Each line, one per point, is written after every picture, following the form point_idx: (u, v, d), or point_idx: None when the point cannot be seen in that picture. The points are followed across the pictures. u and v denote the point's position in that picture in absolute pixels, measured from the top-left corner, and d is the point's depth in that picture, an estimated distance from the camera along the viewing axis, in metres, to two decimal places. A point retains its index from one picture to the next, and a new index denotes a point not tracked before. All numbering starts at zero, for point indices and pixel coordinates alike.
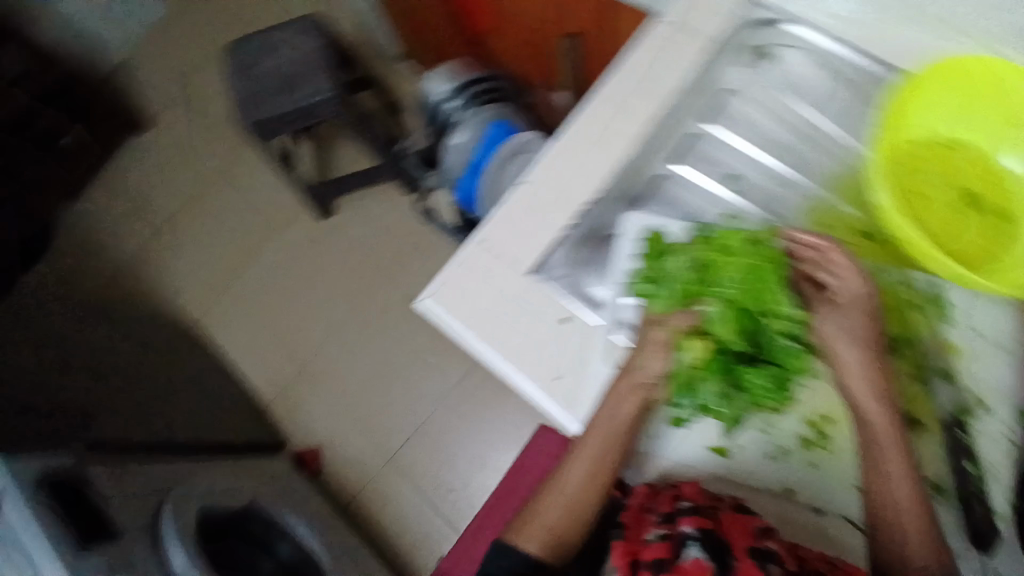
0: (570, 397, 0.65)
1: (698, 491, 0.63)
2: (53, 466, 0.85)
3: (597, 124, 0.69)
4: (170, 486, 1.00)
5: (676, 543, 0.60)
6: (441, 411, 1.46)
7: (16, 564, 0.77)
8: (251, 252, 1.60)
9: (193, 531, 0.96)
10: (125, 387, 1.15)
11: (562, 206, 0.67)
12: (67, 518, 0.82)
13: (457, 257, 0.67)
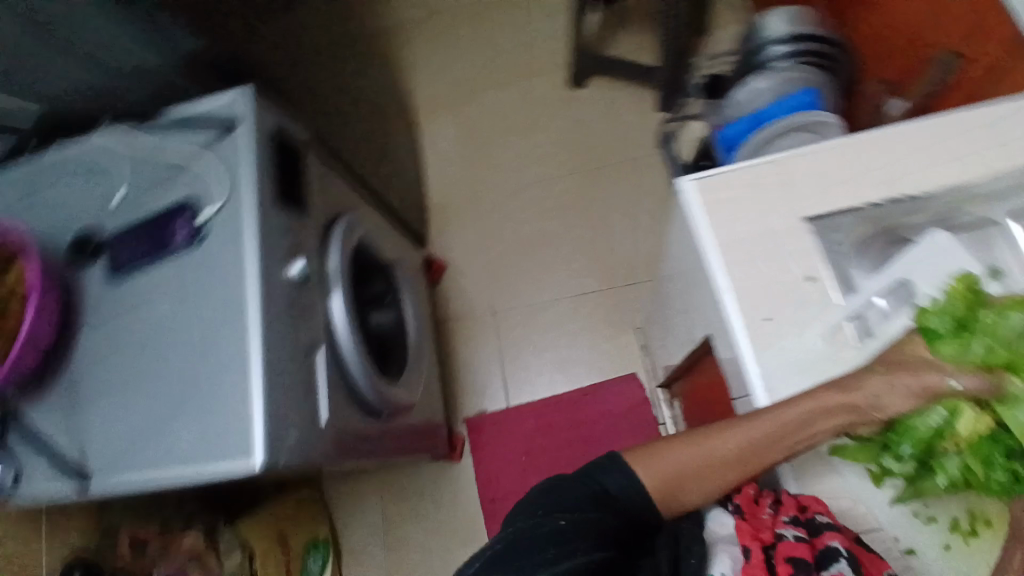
0: (765, 340, 0.64)
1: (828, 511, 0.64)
2: (283, 127, 0.97)
3: (961, 133, 0.68)
4: (354, 207, 1.19)
5: (820, 553, 0.60)
6: (560, 305, 1.52)
7: (228, 175, 0.89)
8: (496, 81, 1.74)
9: (348, 251, 1.10)
10: (359, 116, 1.32)
11: (881, 183, 0.68)
12: (280, 172, 0.95)
13: (744, 164, 0.70)
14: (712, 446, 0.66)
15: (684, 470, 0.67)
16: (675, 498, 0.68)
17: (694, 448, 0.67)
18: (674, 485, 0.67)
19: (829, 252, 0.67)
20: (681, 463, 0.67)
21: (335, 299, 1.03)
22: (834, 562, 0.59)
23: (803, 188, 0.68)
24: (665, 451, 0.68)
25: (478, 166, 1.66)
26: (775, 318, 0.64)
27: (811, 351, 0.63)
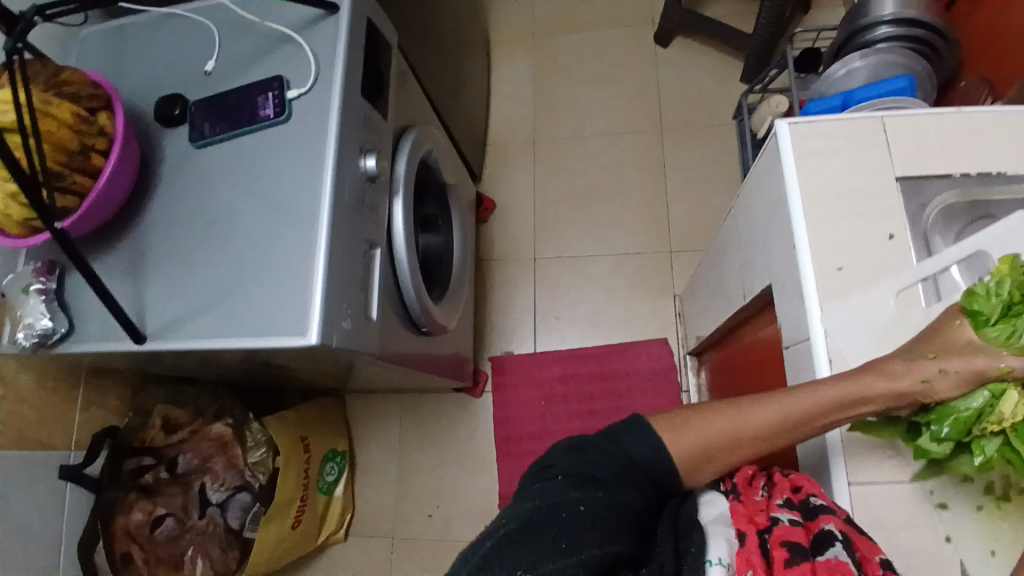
0: (834, 288, 0.65)
1: (825, 497, 0.61)
2: (375, 23, 0.99)
3: None
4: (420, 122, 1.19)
5: (816, 538, 0.55)
6: (603, 260, 1.53)
7: (323, 62, 0.92)
8: (576, 31, 1.72)
9: (414, 160, 1.12)
10: (443, 38, 1.32)
11: (976, 159, 0.68)
12: (368, 68, 0.97)
13: (843, 117, 0.70)
14: (752, 417, 0.60)
15: (716, 436, 0.62)
16: (701, 464, 0.63)
17: (729, 416, 0.62)
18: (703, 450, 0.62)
19: (916, 216, 0.66)
20: (714, 430, 0.62)
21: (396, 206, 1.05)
22: (829, 545, 0.53)
23: (898, 151, 0.69)
24: (697, 421, 0.63)
25: (544, 113, 1.66)
26: (846, 270, 0.65)
27: (880, 308, 0.64)
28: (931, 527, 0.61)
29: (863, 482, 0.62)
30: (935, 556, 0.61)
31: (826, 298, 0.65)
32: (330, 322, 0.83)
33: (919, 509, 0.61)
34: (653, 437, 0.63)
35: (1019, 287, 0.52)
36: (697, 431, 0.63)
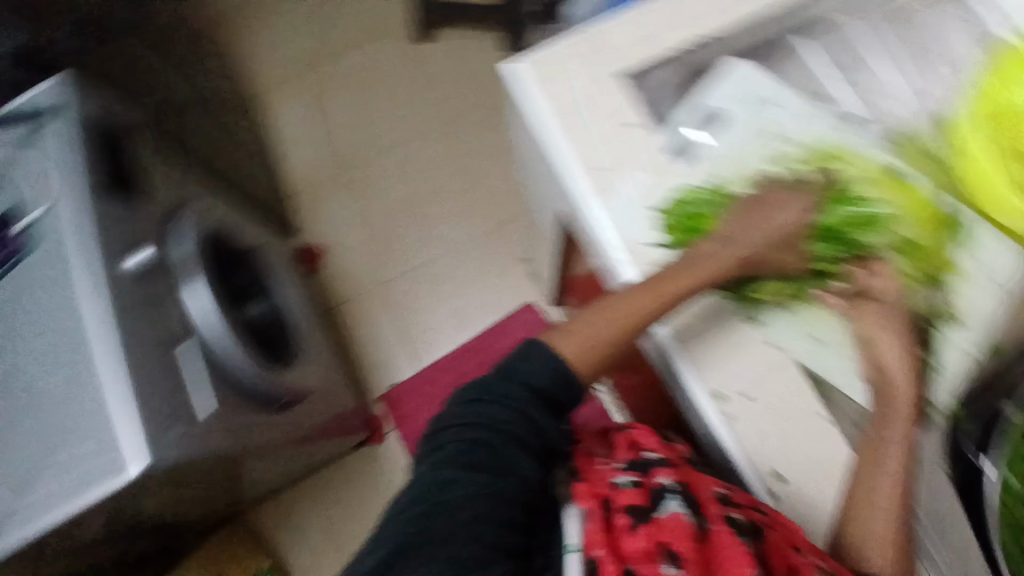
0: (600, 186, 0.74)
1: (661, 448, 0.66)
2: (106, 117, 0.94)
3: None
4: (190, 198, 1.08)
5: (653, 493, 0.59)
6: (448, 257, 1.52)
7: (47, 174, 0.85)
8: (333, 52, 1.66)
9: (196, 238, 1.02)
10: (195, 108, 1.23)
11: (670, 36, 0.79)
12: (100, 163, 0.89)
13: (559, 39, 0.79)
14: (633, 306, 0.67)
15: (604, 333, 0.68)
16: (593, 364, 0.69)
17: (618, 314, 0.67)
18: (598, 351, 0.69)
19: (641, 96, 0.77)
20: (599, 329, 0.68)
21: (192, 289, 0.95)
22: (669, 500, 0.58)
23: (611, 52, 0.78)
24: (587, 322, 0.69)
25: (333, 142, 1.59)
26: (606, 167, 0.74)
27: (646, 187, 0.74)
28: (751, 342, 0.70)
29: (694, 331, 0.71)
30: (767, 363, 0.70)
31: (601, 197, 0.74)
32: (158, 437, 0.77)
33: (750, 349, 0.70)
34: (549, 358, 0.68)
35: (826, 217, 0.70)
36: (585, 334, 0.69)
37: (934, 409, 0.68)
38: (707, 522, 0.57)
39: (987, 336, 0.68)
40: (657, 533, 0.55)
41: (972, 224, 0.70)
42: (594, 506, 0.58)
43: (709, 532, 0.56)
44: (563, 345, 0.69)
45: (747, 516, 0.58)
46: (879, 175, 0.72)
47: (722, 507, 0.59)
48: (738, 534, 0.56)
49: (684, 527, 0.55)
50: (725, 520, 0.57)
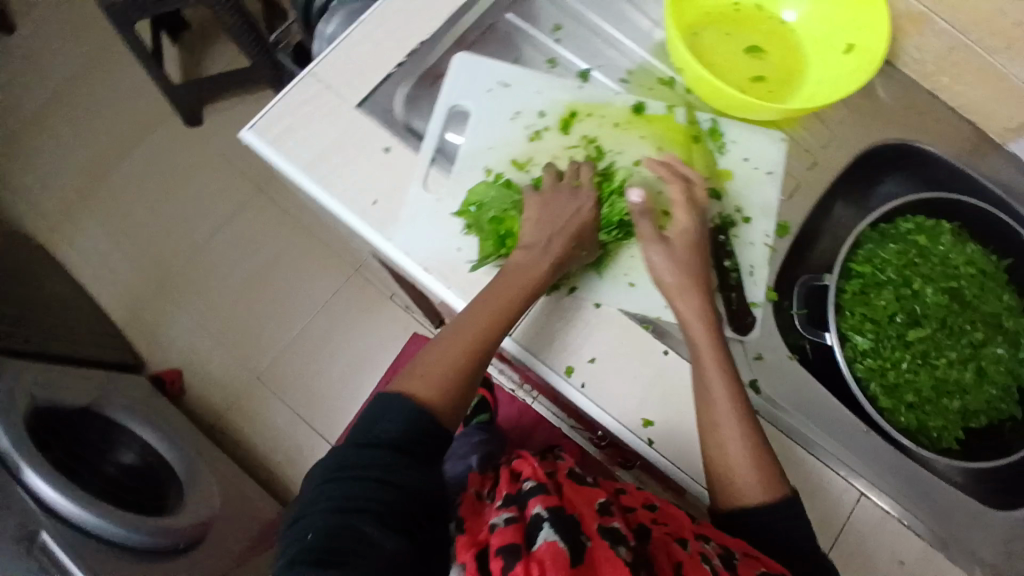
0: (384, 221, 0.72)
1: (539, 474, 0.66)
2: None
3: None
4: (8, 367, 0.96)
5: (529, 526, 0.57)
6: (317, 321, 1.43)
7: None
8: (113, 162, 1.50)
9: (23, 421, 0.91)
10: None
11: (399, 44, 0.77)
12: None
13: (291, 88, 0.75)
14: (480, 328, 0.63)
15: (461, 365, 0.63)
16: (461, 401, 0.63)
17: (470, 339, 0.63)
18: (459, 386, 0.63)
19: (387, 120, 0.75)
20: (451, 362, 0.63)
21: (35, 477, 0.86)
22: (544, 528, 0.55)
23: (342, 85, 0.75)
24: (430, 358, 0.63)
25: (149, 254, 1.46)
26: (379, 200, 0.73)
27: (424, 205, 0.72)
28: (580, 309, 0.71)
29: (527, 319, 0.71)
30: (602, 323, 0.70)
31: (384, 229, 0.72)
32: None
33: (592, 322, 0.70)
34: (403, 406, 0.60)
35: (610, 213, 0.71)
36: (438, 373, 0.62)
37: (755, 306, 0.71)
38: (585, 540, 0.56)
39: (773, 220, 0.73)
40: (533, 566, 0.51)
41: (723, 126, 0.76)
42: (471, 559, 0.56)
43: (587, 550, 0.55)
44: (421, 391, 0.61)
45: (639, 521, 0.64)
46: (626, 114, 0.75)
47: (603, 520, 0.59)
48: (616, 547, 0.55)
49: (561, 554, 0.52)
50: (603, 535, 0.57)
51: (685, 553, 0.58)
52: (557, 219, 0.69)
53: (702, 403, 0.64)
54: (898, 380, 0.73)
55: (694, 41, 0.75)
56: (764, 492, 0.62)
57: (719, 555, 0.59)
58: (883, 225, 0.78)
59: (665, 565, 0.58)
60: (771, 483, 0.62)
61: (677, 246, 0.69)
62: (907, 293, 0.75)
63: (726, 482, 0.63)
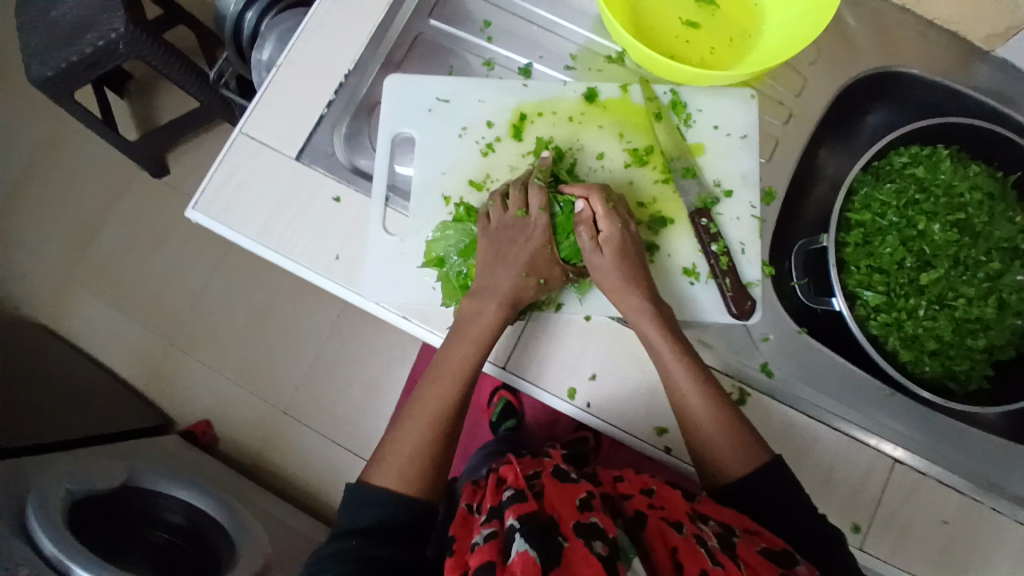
0: (346, 274, 0.69)
1: (520, 481, 0.65)
2: None
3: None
4: (33, 474, 0.98)
5: (505, 537, 0.56)
6: (328, 346, 1.42)
7: None
8: (93, 231, 1.49)
9: (60, 515, 0.92)
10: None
11: (322, 82, 0.73)
12: None
13: (225, 151, 0.72)
14: (434, 409, 0.64)
15: (428, 446, 0.62)
16: (437, 477, 0.63)
17: (428, 421, 0.64)
18: (430, 470, 0.62)
19: (331, 166, 0.72)
20: (415, 446, 0.62)
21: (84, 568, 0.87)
22: (517, 539, 0.54)
23: (277, 139, 0.72)
24: (395, 440, 0.63)
25: (151, 314, 1.46)
26: (342, 253, 0.69)
27: (387, 249, 0.69)
28: (568, 325, 0.68)
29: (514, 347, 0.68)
30: (597, 334, 0.67)
31: (352, 283, 0.69)
32: None
33: (580, 335, 0.67)
34: (374, 498, 0.60)
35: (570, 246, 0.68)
36: (403, 459, 0.62)
37: (751, 285, 0.67)
38: (562, 541, 0.55)
39: (753, 186, 0.69)
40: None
41: (684, 97, 0.71)
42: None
43: (563, 553, 0.54)
44: (392, 481, 0.61)
45: (635, 509, 0.62)
46: (580, 105, 0.71)
47: (581, 515, 0.58)
48: (591, 542, 0.54)
49: (532, 564, 0.51)
50: (580, 533, 0.56)
51: (680, 537, 0.56)
52: (504, 271, 0.65)
53: (677, 403, 0.62)
54: (918, 330, 0.69)
55: (631, 15, 0.69)
56: (741, 469, 0.62)
57: (718, 535, 0.57)
58: (874, 165, 0.74)
59: (661, 554, 0.55)
60: (753, 451, 0.62)
61: (611, 245, 0.64)
62: (913, 233, 0.69)
63: (705, 461, 0.63)
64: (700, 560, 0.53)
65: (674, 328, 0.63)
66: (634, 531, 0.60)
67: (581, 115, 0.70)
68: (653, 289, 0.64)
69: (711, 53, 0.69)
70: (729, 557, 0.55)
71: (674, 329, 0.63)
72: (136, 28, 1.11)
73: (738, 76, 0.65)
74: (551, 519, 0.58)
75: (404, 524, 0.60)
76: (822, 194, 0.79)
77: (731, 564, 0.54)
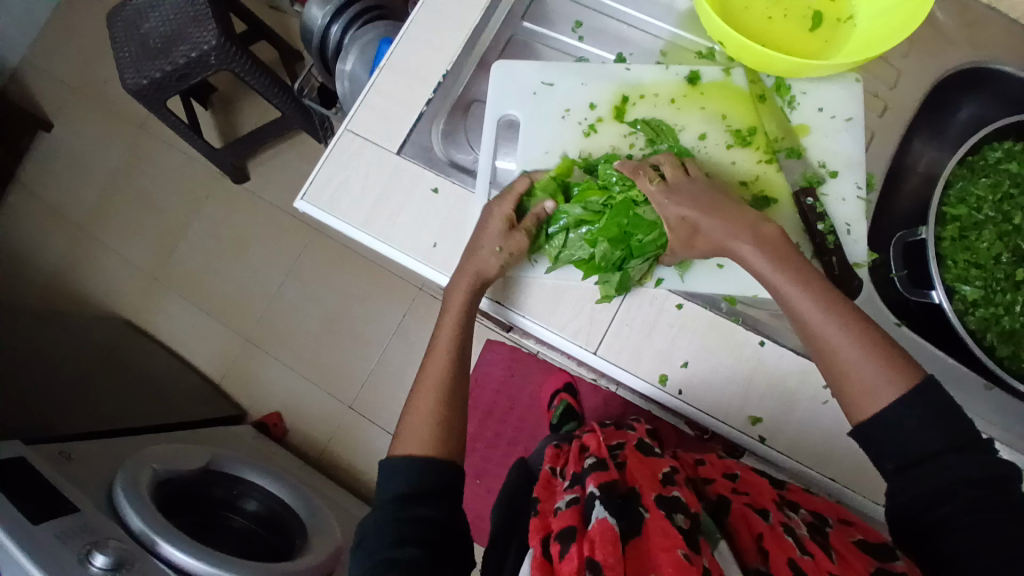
0: (447, 259, 0.72)
1: (602, 449, 0.66)
2: None
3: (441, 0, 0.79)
4: (125, 458, 1.03)
5: (585, 505, 0.55)
6: (394, 347, 1.45)
7: None
8: (176, 231, 1.58)
9: (147, 495, 0.96)
10: (85, 380, 1.18)
11: (422, 80, 0.77)
12: (18, 497, 0.82)
13: (334, 144, 0.76)
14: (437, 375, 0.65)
15: (441, 408, 0.63)
16: (454, 437, 0.62)
17: (434, 386, 0.65)
18: (446, 430, 0.62)
19: (429, 160, 0.75)
20: (427, 413, 0.63)
21: (169, 546, 0.90)
22: (597, 506, 0.54)
23: (379, 135, 0.76)
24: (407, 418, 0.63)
25: (228, 312, 1.53)
26: (439, 242, 0.72)
27: None
28: (662, 309, 0.69)
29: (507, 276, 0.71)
30: (691, 324, 0.68)
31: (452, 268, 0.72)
32: None
33: (673, 324, 0.68)
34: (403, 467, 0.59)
35: (649, 241, 0.65)
36: (417, 425, 0.62)
37: (858, 266, 0.67)
38: (643, 512, 0.54)
39: (858, 167, 0.68)
40: (584, 547, 0.49)
41: (789, 81, 0.71)
42: (536, 542, 0.53)
43: (643, 523, 0.53)
44: (413, 449, 0.61)
45: (718, 492, 0.63)
46: (681, 88, 0.72)
47: (663, 489, 0.57)
48: (672, 515, 0.53)
49: (610, 531, 0.50)
50: (661, 506, 0.54)
51: (765, 524, 0.55)
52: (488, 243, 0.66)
53: (804, 333, 0.56)
54: (1016, 325, 0.69)
55: (726, 7, 0.71)
56: (892, 389, 0.51)
57: (808, 524, 0.56)
58: (969, 159, 0.74)
59: (745, 539, 0.55)
60: (900, 370, 0.52)
61: (685, 199, 0.62)
62: (1009, 229, 0.71)
63: (846, 392, 0.54)
64: (787, 548, 0.51)
65: (778, 246, 0.59)
66: (718, 515, 0.60)
67: (681, 99, 0.71)
68: (745, 214, 0.61)
69: (805, 45, 0.70)
70: (819, 544, 0.53)
71: (779, 247, 0.59)
72: (227, 40, 1.18)
73: (841, 64, 0.66)
74: (632, 491, 0.58)
75: (437, 486, 0.58)
76: (914, 189, 0.79)
77: (819, 551, 0.51)
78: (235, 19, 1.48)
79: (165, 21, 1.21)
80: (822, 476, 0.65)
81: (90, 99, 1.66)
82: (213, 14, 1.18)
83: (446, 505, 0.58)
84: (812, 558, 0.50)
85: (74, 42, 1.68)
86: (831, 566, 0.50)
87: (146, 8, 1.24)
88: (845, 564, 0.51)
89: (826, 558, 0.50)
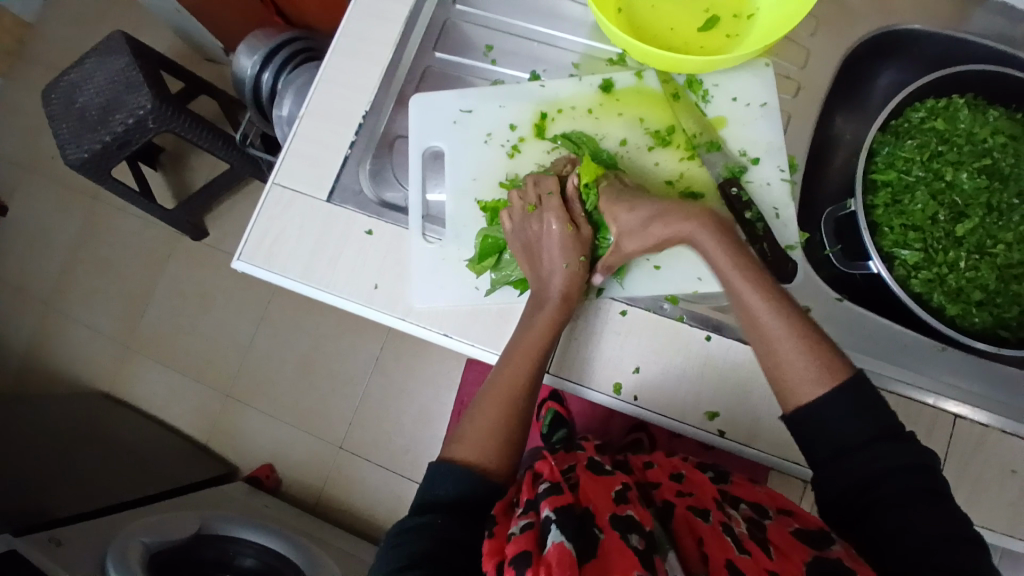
0: (390, 299, 0.72)
1: (556, 473, 0.62)
2: None
3: (350, 38, 0.79)
4: (114, 535, 1.02)
5: (541, 530, 0.52)
6: (374, 380, 1.45)
7: None
8: (142, 297, 1.57)
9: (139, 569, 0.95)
10: (68, 459, 1.17)
11: (343, 121, 0.77)
12: None
13: (264, 199, 0.76)
14: (507, 390, 0.63)
15: (506, 421, 0.62)
16: (513, 452, 0.61)
17: (506, 395, 0.62)
18: (509, 445, 0.61)
19: (360, 203, 0.75)
20: (491, 425, 0.61)
21: None
22: (552, 530, 0.51)
23: (308, 185, 0.76)
24: (470, 420, 0.62)
25: (205, 371, 1.52)
26: (380, 282, 0.72)
27: (430, 256, 0.72)
28: (604, 320, 0.69)
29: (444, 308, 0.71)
30: (634, 328, 0.69)
31: (395, 308, 0.72)
32: None
33: (617, 331, 0.69)
34: (448, 472, 0.58)
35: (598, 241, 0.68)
36: (481, 433, 0.61)
37: (791, 249, 0.68)
38: (599, 533, 0.53)
39: (777, 152, 0.69)
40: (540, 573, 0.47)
41: (699, 75, 0.72)
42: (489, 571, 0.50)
43: (599, 544, 0.52)
44: (470, 455, 0.60)
45: (664, 497, 0.62)
46: (597, 97, 0.72)
47: (616, 509, 0.57)
48: (627, 536, 0.53)
49: (568, 556, 0.48)
50: (618, 526, 0.54)
51: (705, 526, 0.55)
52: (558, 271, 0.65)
53: (748, 321, 0.57)
54: (961, 283, 0.70)
55: (628, 13, 0.72)
56: (824, 382, 0.53)
57: (748, 520, 0.57)
58: (892, 124, 0.75)
59: (688, 544, 0.55)
60: (834, 364, 0.53)
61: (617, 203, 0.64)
62: (941, 186, 0.72)
63: (779, 381, 0.55)
64: (725, 549, 0.51)
65: (734, 236, 0.59)
66: (664, 521, 0.59)
67: (600, 107, 0.72)
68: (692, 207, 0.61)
69: (711, 39, 0.71)
70: (757, 541, 0.53)
71: (733, 235, 0.59)
72: (162, 102, 1.18)
73: (746, 54, 0.67)
74: (587, 511, 0.57)
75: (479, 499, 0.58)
76: (842, 162, 0.80)
77: (757, 548, 0.52)
78: (170, 79, 1.48)
79: (98, 91, 1.22)
80: (776, 458, 0.66)
81: (38, 178, 1.65)
82: (145, 80, 1.19)
83: (468, 525, 0.55)
84: (750, 557, 0.51)
85: (13, 124, 1.67)
86: (769, 564, 0.50)
87: (80, 82, 1.24)
88: (783, 558, 0.51)
89: (764, 555, 0.51)
